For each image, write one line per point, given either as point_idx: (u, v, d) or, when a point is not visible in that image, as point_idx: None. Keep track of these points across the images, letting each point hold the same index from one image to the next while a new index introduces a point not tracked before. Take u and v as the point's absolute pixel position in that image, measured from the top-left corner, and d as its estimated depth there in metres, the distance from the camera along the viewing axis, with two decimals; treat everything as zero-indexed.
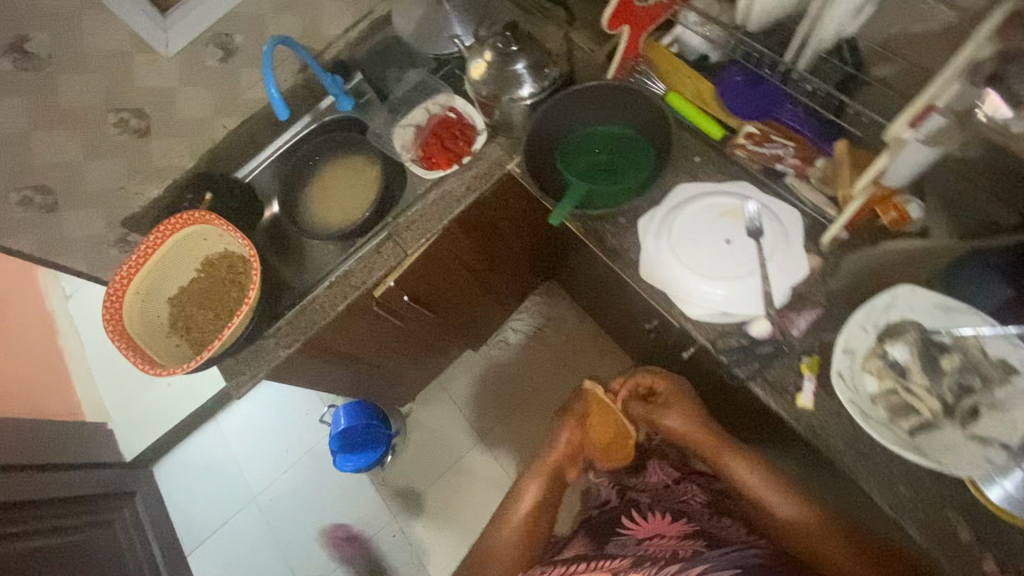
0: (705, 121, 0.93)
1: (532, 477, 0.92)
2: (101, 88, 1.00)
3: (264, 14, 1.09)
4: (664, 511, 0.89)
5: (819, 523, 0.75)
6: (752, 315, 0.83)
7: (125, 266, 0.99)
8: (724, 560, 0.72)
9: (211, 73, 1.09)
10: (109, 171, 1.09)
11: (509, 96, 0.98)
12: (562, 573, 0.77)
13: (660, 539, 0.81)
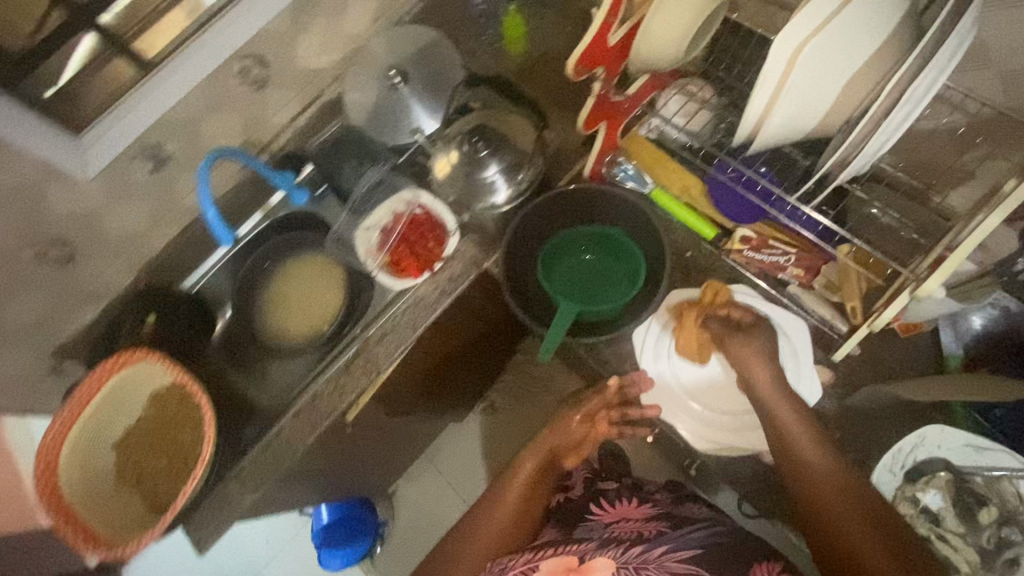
0: (698, 223, 0.97)
1: (525, 456, 1.06)
2: (132, 132, 1.02)
3: (252, 95, 1.14)
4: (627, 496, 1.11)
5: (832, 483, 0.82)
6: (759, 449, 0.95)
7: (63, 415, 1.05)
8: (686, 543, 0.91)
9: (206, 146, 1.14)
10: (132, 209, 1.12)
11: (484, 203, 1.07)
12: (528, 564, 0.95)
13: (625, 522, 1.02)
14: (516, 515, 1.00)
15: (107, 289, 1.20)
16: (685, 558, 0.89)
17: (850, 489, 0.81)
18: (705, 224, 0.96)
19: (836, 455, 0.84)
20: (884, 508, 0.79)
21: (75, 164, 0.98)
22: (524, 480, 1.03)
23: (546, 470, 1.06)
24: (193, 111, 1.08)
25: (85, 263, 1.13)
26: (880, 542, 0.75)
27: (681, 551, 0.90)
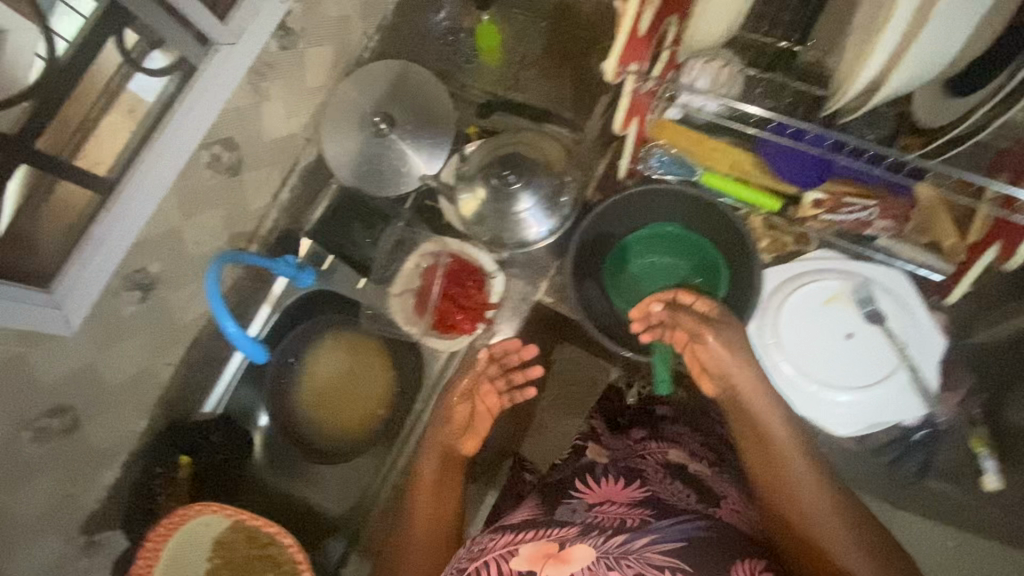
0: (761, 199, 0.90)
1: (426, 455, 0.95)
2: (108, 275, 0.87)
3: (230, 184, 1.00)
4: (614, 475, 0.83)
5: (778, 440, 0.80)
6: (914, 411, 0.83)
7: None
8: (672, 532, 0.69)
9: (195, 255, 1.01)
10: (127, 355, 0.97)
11: (521, 240, 0.94)
12: (508, 548, 0.71)
13: (607, 508, 0.76)
14: (440, 528, 0.91)
15: (121, 442, 1.04)
16: (669, 549, 0.67)
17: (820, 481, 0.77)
18: (768, 199, 0.89)
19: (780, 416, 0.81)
20: (838, 491, 0.77)
21: (48, 322, 0.81)
22: (430, 469, 0.94)
23: (452, 462, 0.96)
24: (169, 222, 0.93)
25: (95, 423, 0.97)
26: (811, 509, 0.75)
27: (670, 542, 0.67)
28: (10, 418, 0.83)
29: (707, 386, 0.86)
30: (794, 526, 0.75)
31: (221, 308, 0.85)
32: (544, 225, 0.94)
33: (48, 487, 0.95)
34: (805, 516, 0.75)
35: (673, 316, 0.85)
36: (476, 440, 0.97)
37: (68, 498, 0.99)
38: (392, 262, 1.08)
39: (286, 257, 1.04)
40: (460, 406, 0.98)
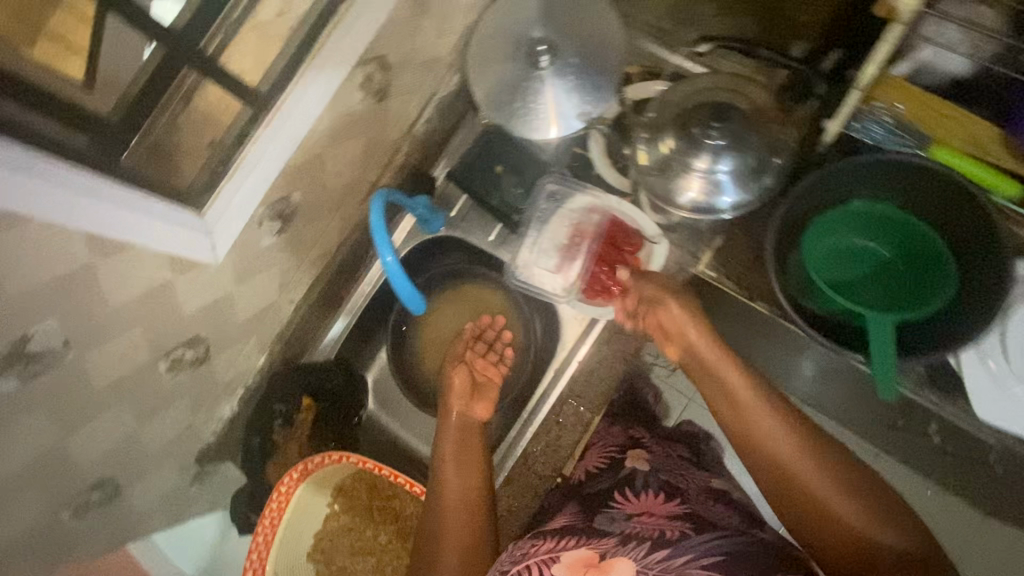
0: (1003, 182, 0.76)
1: (443, 434, 0.85)
2: (254, 200, 0.77)
3: (376, 109, 0.90)
4: (653, 487, 0.76)
5: (754, 405, 0.69)
6: None
7: (254, 554, 0.83)
8: (707, 548, 0.61)
9: (333, 186, 0.92)
10: (259, 288, 0.90)
11: (700, 203, 0.82)
12: (548, 556, 0.66)
13: (643, 519, 0.70)
14: (479, 498, 0.78)
15: (240, 375, 0.99)
16: (712, 563, 0.59)
17: (800, 427, 0.67)
18: (1011, 181, 0.76)
19: (784, 405, 0.70)
20: (835, 439, 0.67)
21: (193, 250, 0.73)
22: (453, 439, 0.84)
23: (472, 443, 0.84)
24: (318, 146, 0.83)
25: (222, 356, 0.92)
26: (812, 466, 0.64)
27: (709, 554, 0.60)
28: (150, 348, 0.77)
29: (674, 353, 0.80)
30: (811, 505, 0.62)
31: (382, 236, 0.79)
32: (734, 196, 0.81)
33: (174, 417, 0.91)
34: (794, 467, 0.64)
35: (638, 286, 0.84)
36: (488, 404, 0.91)
37: (189, 428, 0.96)
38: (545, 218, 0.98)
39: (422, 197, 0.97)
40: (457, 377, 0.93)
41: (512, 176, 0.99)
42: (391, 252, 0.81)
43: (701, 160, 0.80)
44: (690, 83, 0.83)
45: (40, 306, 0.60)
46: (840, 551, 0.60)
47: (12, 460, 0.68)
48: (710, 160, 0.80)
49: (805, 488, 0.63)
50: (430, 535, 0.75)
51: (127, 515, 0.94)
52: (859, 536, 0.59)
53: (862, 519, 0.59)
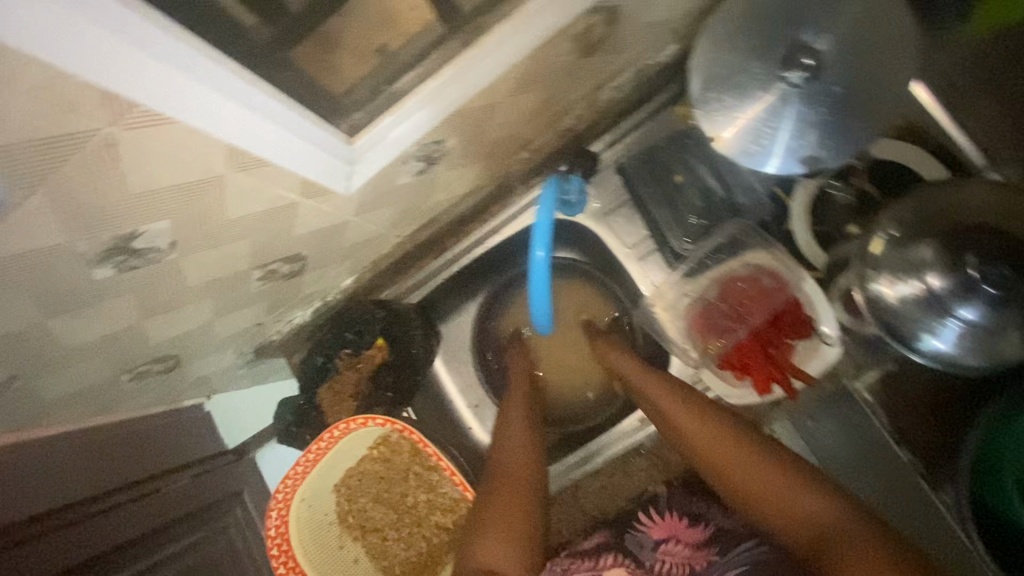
0: None
1: (508, 409, 0.84)
2: (409, 139, 0.64)
3: (575, 65, 0.72)
4: (679, 513, 0.79)
5: (696, 430, 0.70)
6: None
7: (302, 463, 0.88)
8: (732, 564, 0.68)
9: (490, 137, 0.77)
10: (374, 219, 0.79)
11: (919, 326, 0.66)
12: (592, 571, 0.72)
13: (670, 549, 0.74)
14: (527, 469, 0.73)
15: (323, 290, 0.93)
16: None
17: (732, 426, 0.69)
18: None
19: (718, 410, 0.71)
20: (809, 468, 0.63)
21: (330, 175, 0.62)
22: (518, 421, 0.81)
23: (524, 416, 0.82)
24: (497, 95, 0.68)
25: (314, 273, 0.84)
26: (757, 469, 0.63)
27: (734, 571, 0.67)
28: (252, 258, 0.69)
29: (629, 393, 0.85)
30: (770, 512, 0.61)
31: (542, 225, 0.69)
32: (949, 343, 0.65)
33: (249, 314, 0.85)
34: (746, 488, 0.63)
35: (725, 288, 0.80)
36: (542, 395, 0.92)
37: (258, 324, 0.91)
38: (707, 259, 0.81)
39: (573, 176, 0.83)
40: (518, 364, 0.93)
41: (694, 192, 0.82)
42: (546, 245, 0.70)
43: (932, 280, 0.65)
44: (972, 190, 0.66)
45: (156, 208, 0.51)
46: (806, 546, 0.58)
47: (89, 333, 0.63)
48: (951, 292, 0.63)
49: (759, 505, 0.62)
50: (483, 502, 0.71)
51: (179, 381, 0.93)
52: (823, 511, 0.58)
53: (816, 509, 0.58)
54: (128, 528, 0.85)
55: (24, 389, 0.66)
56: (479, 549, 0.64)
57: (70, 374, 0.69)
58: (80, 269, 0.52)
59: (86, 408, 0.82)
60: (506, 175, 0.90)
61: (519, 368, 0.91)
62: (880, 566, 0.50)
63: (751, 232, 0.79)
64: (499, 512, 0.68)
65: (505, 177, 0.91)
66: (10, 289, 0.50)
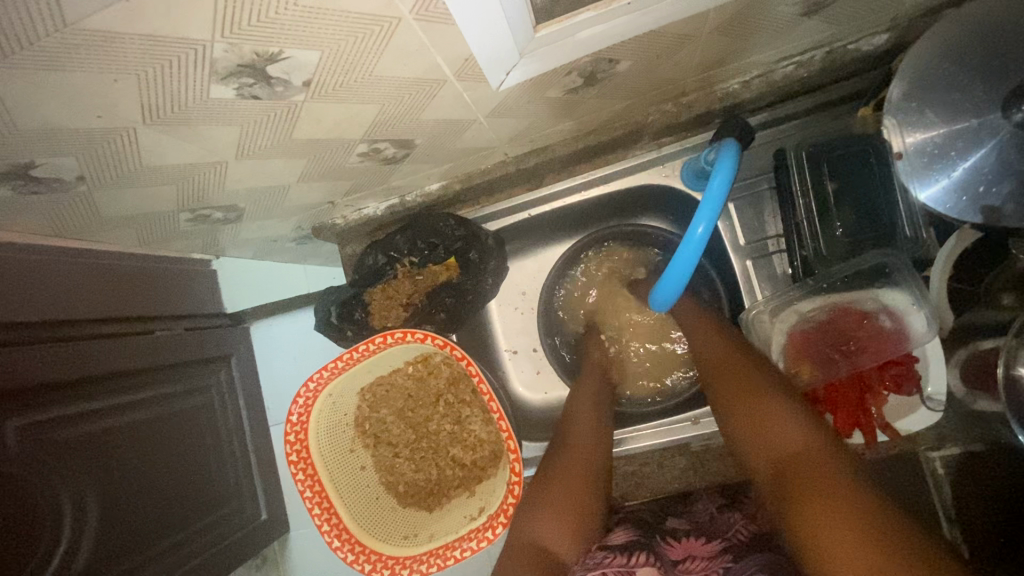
0: None
1: (575, 398, 0.81)
2: (592, 48, 0.55)
3: (786, 22, 0.62)
4: (696, 534, 0.65)
5: (719, 358, 0.76)
6: None
7: (340, 361, 0.80)
8: None
9: (656, 74, 0.67)
10: (497, 128, 0.70)
11: None
12: (624, 568, 0.59)
13: (689, 568, 0.59)
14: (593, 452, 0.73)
15: (406, 187, 0.84)
16: None
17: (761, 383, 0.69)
18: None
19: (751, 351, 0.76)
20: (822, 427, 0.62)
21: (494, 65, 0.53)
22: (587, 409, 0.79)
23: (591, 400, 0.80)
24: (698, 27, 0.58)
25: (409, 166, 0.76)
26: (760, 398, 0.67)
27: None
28: (365, 130, 0.60)
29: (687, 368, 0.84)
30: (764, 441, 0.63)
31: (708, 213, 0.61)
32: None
33: (326, 189, 0.77)
34: (749, 410, 0.67)
35: (836, 317, 0.76)
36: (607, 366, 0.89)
37: (329, 203, 0.83)
38: (835, 281, 0.75)
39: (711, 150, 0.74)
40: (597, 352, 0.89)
41: (847, 206, 0.72)
42: (708, 223, 0.61)
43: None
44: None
45: (314, 32, 0.42)
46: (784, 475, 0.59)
47: (171, 156, 0.55)
48: None
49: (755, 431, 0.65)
50: (546, 488, 0.70)
51: (229, 236, 0.85)
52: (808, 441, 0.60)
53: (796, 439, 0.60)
54: (137, 359, 0.97)
55: (84, 195, 0.58)
56: (540, 526, 0.66)
57: (135, 195, 0.61)
58: (201, 79, 0.44)
59: (131, 235, 0.75)
60: (642, 124, 0.81)
61: (593, 357, 0.89)
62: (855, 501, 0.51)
63: (901, 264, 0.70)
64: (565, 495, 0.68)
65: (639, 126, 0.81)
66: (119, 75, 0.41)
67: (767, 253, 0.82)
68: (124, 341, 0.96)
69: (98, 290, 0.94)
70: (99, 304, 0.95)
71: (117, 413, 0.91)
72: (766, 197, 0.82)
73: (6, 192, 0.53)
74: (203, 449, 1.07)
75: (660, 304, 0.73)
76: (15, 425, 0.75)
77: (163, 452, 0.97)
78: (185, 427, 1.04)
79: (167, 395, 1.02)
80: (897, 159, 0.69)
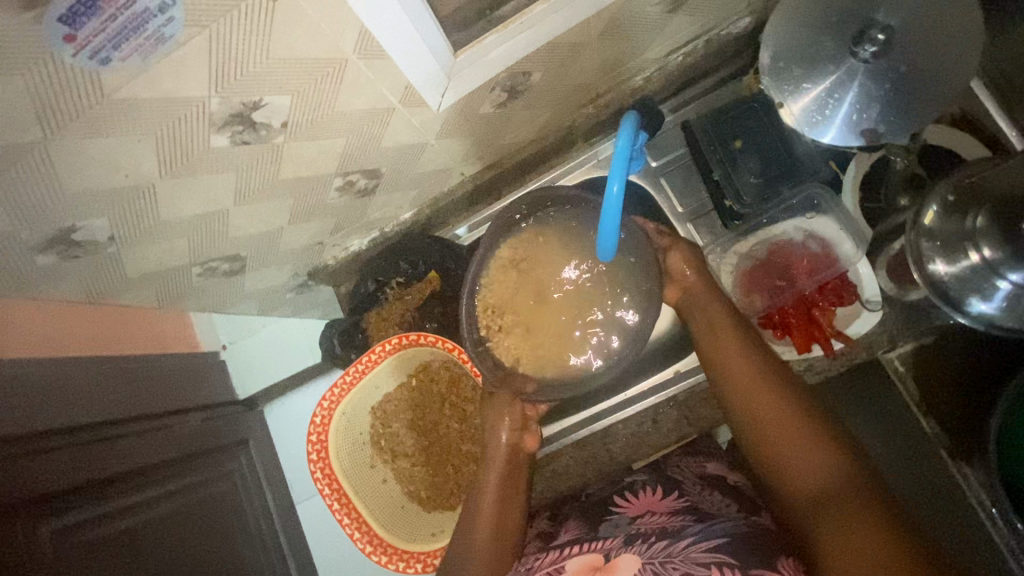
0: None
1: (490, 444, 0.87)
2: (503, 64, 0.68)
3: (658, 22, 0.77)
4: (653, 488, 0.83)
5: (737, 373, 0.75)
6: None
7: (345, 377, 0.89)
8: (708, 533, 0.67)
9: (566, 81, 0.81)
10: (448, 150, 0.84)
11: (968, 291, 0.70)
12: (556, 565, 0.74)
13: (648, 520, 0.76)
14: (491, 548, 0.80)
15: (384, 220, 0.97)
16: (714, 546, 0.64)
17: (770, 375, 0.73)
18: None
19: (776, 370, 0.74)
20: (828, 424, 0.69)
21: (428, 88, 0.66)
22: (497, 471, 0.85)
23: (512, 505, 0.84)
24: (587, 35, 0.72)
25: (380, 196, 0.88)
26: (792, 424, 0.68)
27: (710, 540, 0.65)
28: (339, 162, 0.73)
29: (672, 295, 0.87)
30: (784, 457, 0.68)
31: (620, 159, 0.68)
32: (994, 305, 0.69)
33: (314, 230, 0.89)
34: (740, 392, 0.73)
35: (771, 254, 0.86)
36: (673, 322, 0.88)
37: (319, 245, 0.95)
38: (762, 220, 0.86)
39: (639, 133, 0.80)
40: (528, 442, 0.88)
41: (754, 158, 0.85)
42: (622, 181, 0.68)
43: (983, 253, 0.68)
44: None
45: (285, 79, 0.55)
46: (812, 502, 0.64)
47: (185, 209, 0.67)
48: (1005, 259, 0.67)
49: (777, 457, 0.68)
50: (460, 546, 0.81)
51: (236, 291, 0.96)
52: (810, 441, 0.67)
53: (830, 472, 0.64)
54: (161, 453, 1.04)
55: (113, 257, 0.70)
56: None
57: (152, 253, 0.73)
58: (202, 131, 0.56)
59: (152, 296, 0.86)
60: (571, 128, 0.95)
61: (499, 440, 0.87)
62: (864, 544, 0.57)
63: (823, 194, 0.83)
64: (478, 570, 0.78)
65: (569, 129, 0.95)
66: (141, 138, 0.54)
67: (704, 213, 0.93)
68: (146, 437, 1.03)
69: (116, 387, 1.04)
70: (116, 397, 1.04)
71: (155, 504, 0.97)
72: (690, 167, 0.94)
73: (52, 259, 0.65)
74: (230, 538, 1.09)
75: (609, 254, 0.75)
76: (55, 525, 0.80)
77: (195, 544, 1.00)
78: (209, 515, 1.06)
79: (194, 484, 1.06)
80: (780, 109, 0.82)
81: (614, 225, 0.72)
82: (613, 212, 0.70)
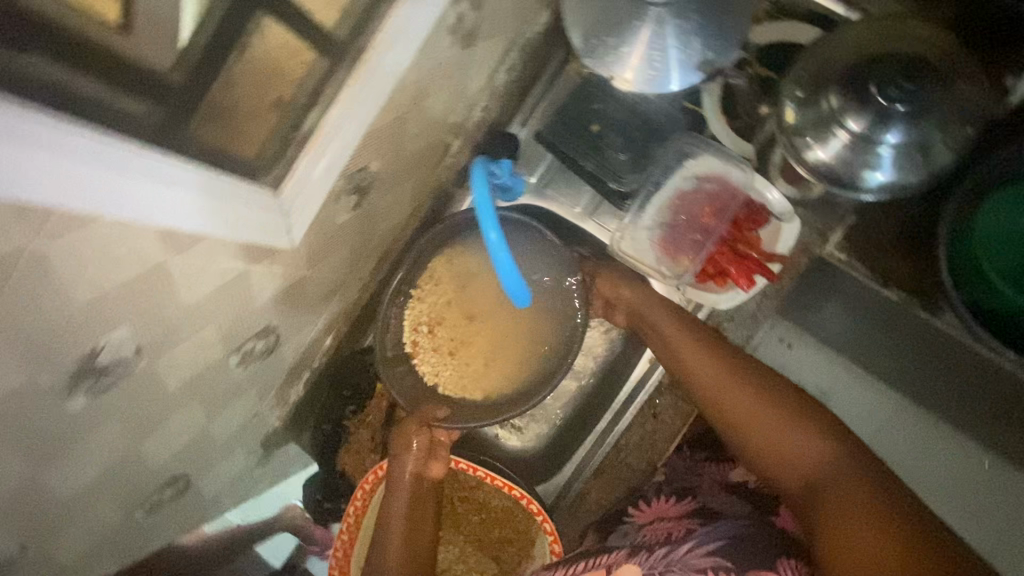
0: None
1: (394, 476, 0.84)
2: (330, 176, 0.65)
3: (462, 60, 0.75)
4: (668, 493, 0.78)
5: (703, 374, 0.73)
6: None
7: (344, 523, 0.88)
8: (712, 533, 0.62)
9: (408, 153, 0.79)
10: (329, 269, 0.80)
11: (855, 168, 0.69)
12: None
13: (657, 526, 0.72)
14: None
15: (308, 358, 0.92)
16: (714, 550, 0.60)
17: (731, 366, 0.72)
18: None
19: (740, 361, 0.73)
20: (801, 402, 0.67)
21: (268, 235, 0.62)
22: (401, 496, 0.83)
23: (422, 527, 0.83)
24: (400, 109, 0.70)
25: (289, 343, 0.83)
26: (766, 421, 0.66)
27: (710, 543, 0.61)
28: (225, 343, 0.68)
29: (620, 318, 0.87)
30: (772, 445, 0.65)
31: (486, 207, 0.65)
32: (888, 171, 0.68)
33: (241, 408, 0.83)
34: (709, 391, 0.72)
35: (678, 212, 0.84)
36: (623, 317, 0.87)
37: (256, 416, 0.89)
38: (650, 187, 0.85)
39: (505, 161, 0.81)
40: (434, 466, 0.86)
41: (616, 136, 0.86)
42: (496, 226, 0.65)
43: (850, 127, 0.67)
44: (848, 30, 0.69)
45: (107, 315, 0.50)
46: (806, 488, 0.61)
47: (87, 475, 0.61)
48: (872, 126, 0.66)
49: (763, 460, 0.66)
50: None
51: (198, 502, 0.89)
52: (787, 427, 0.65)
53: (816, 455, 0.61)
54: None
55: (38, 560, 0.63)
56: None
57: (80, 528, 0.67)
58: (51, 407, 0.51)
59: (111, 561, 0.78)
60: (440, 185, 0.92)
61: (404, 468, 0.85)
62: (863, 520, 0.53)
63: (691, 139, 0.83)
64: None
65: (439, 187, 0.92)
66: None
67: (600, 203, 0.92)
68: None
69: None
70: None
71: None
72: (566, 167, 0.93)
73: None
74: None
75: (521, 296, 0.73)
76: None
77: None
78: None
79: None
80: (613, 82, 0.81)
81: (511, 269, 0.69)
82: (504, 258, 0.68)
